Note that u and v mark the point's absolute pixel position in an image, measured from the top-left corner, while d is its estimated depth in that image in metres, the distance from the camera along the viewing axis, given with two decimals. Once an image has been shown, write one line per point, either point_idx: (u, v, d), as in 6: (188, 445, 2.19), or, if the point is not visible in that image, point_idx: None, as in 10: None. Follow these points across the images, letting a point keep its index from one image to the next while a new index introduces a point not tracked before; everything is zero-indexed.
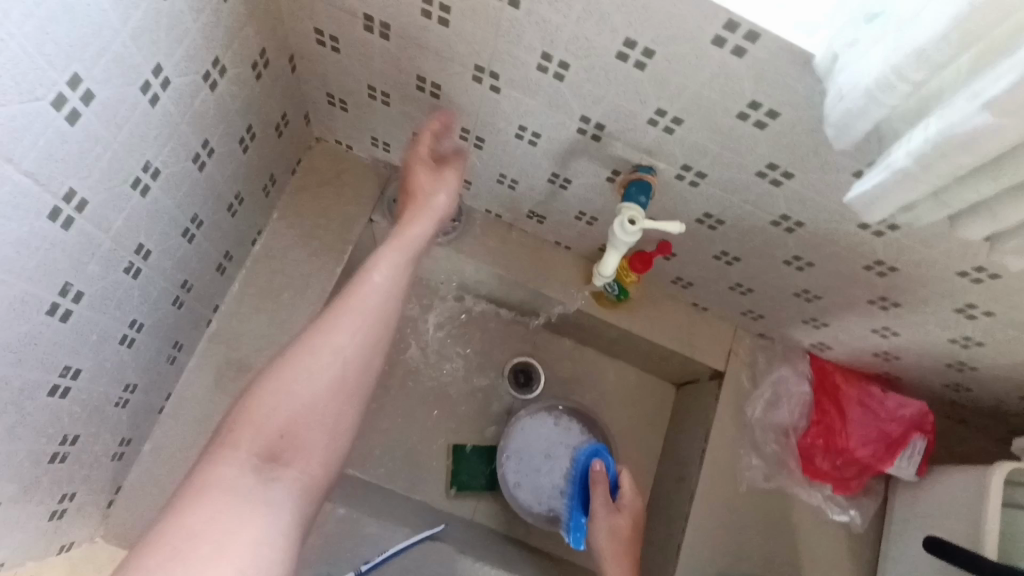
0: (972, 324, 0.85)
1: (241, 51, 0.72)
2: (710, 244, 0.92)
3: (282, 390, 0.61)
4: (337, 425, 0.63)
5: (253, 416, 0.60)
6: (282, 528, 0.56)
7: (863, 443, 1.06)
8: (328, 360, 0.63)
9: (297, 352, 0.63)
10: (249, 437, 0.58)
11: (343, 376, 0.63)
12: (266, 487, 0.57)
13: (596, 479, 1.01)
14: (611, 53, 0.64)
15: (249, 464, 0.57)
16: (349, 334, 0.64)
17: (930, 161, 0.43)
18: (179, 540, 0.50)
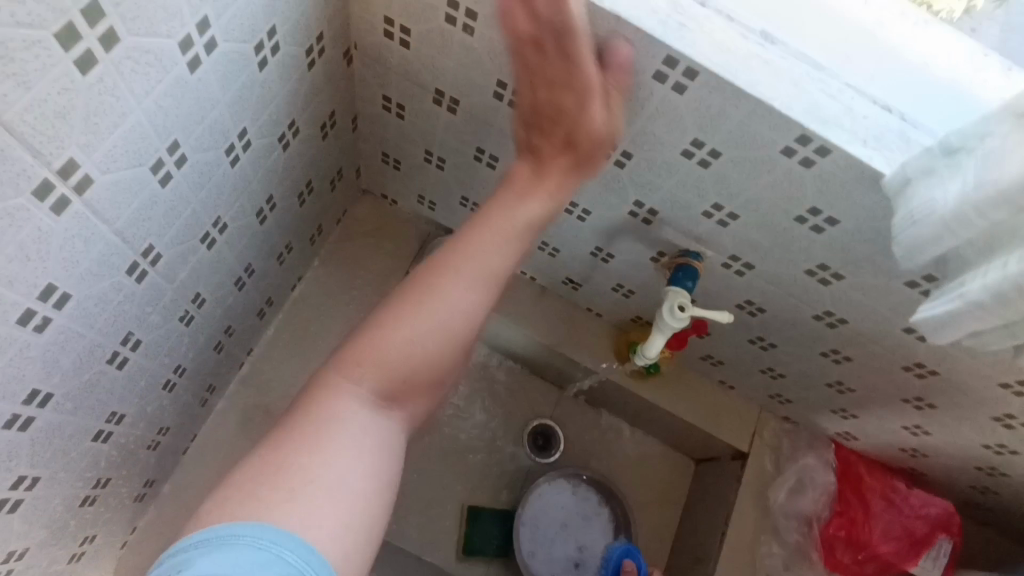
0: (1009, 432, 0.85)
1: (315, 114, 0.74)
2: (746, 329, 0.93)
3: (400, 330, 0.54)
4: (445, 369, 0.58)
5: (370, 344, 0.54)
6: (387, 468, 0.53)
7: (885, 539, 1.04)
8: (452, 308, 0.55)
9: (413, 292, 0.56)
10: (371, 366, 0.54)
11: (462, 330, 0.56)
12: (377, 421, 0.54)
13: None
14: (676, 150, 0.66)
15: (365, 395, 0.54)
16: (472, 285, 0.56)
17: (1007, 298, 0.45)
18: (299, 479, 0.46)
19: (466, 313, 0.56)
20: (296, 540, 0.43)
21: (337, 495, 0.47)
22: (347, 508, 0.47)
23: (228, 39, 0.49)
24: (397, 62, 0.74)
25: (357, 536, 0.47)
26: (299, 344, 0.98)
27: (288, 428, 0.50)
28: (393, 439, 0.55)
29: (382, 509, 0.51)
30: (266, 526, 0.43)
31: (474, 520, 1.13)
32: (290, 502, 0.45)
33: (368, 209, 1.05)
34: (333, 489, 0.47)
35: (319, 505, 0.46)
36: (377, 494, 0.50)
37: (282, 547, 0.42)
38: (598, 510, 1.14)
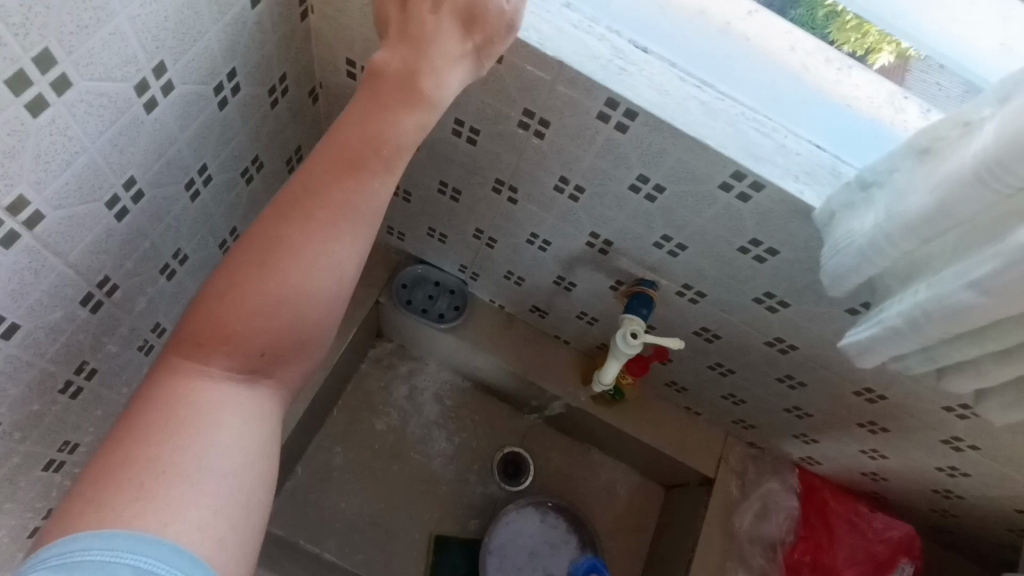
0: (958, 455, 0.87)
1: (280, 149, 0.77)
2: (705, 355, 0.95)
3: (235, 296, 0.47)
4: (312, 333, 0.50)
5: (204, 315, 0.47)
6: (255, 446, 0.47)
7: (849, 564, 1.06)
8: (290, 266, 0.47)
9: (261, 253, 0.48)
10: (210, 343, 0.47)
11: (313, 285, 0.48)
12: (233, 400, 0.47)
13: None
14: (624, 184, 0.69)
15: (217, 371, 0.47)
16: (314, 231, 0.48)
17: (917, 323, 0.47)
18: (148, 473, 0.42)
19: (320, 264, 0.48)
20: (131, 537, 0.39)
21: (194, 483, 0.42)
22: (208, 496, 0.43)
23: (185, 81, 0.52)
24: None
25: (228, 526, 0.43)
26: None
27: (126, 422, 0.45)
28: (264, 413, 0.49)
29: (260, 489, 0.46)
30: (98, 531, 0.39)
31: (441, 550, 1.12)
32: (145, 501, 0.41)
33: None
34: (190, 479, 0.42)
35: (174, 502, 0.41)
36: (245, 473, 0.45)
37: (116, 549, 0.38)
38: (566, 538, 1.14)
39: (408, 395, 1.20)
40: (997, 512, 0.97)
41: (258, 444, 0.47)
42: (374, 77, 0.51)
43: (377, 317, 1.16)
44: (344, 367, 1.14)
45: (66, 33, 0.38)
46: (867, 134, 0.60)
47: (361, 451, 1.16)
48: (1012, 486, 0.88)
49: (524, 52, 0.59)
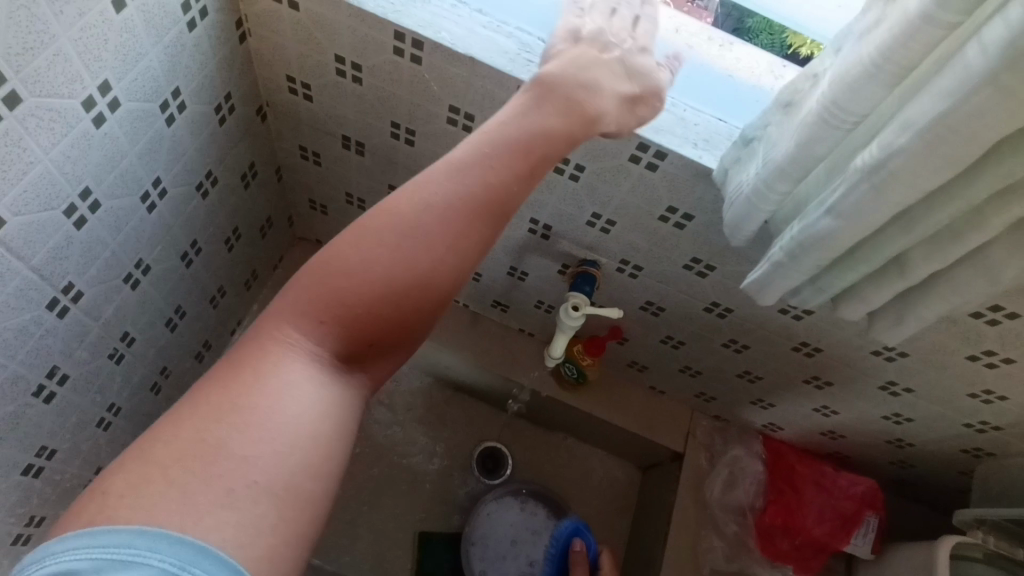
0: (897, 400, 0.93)
1: (232, 165, 0.83)
2: (656, 329, 1.01)
3: (348, 269, 0.46)
4: (409, 324, 0.49)
5: (320, 279, 0.47)
6: (331, 439, 0.45)
7: (818, 522, 1.09)
8: (414, 240, 0.47)
9: (383, 228, 0.47)
10: (316, 309, 0.46)
11: (432, 264, 0.48)
12: (323, 380, 0.46)
13: (575, 561, 1.03)
14: (549, 167, 0.75)
15: (311, 342, 0.46)
16: (442, 210, 0.48)
17: (796, 255, 0.53)
18: (218, 453, 0.40)
19: (434, 248, 0.48)
20: (173, 538, 0.37)
21: (264, 471, 0.40)
22: (267, 493, 0.40)
23: (131, 99, 0.58)
24: (304, 114, 0.83)
25: (271, 524, 0.40)
26: None
27: (216, 377, 0.44)
28: (346, 401, 0.47)
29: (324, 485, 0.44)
30: (145, 521, 0.37)
31: (426, 546, 1.15)
32: (205, 486, 0.39)
33: (302, 255, 1.15)
34: (253, 468, 0.40)
35: (229, 490, 0.39)
36: (307, 473, 0.42)
37: (152, 549, 0.36)
38: (546, 524, 1.17)
39: (384, 401, 1.24)
40: (945, 455, 1.02)
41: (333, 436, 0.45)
42: (515, 111, 0.54)
43: None
44: None
45: (13, 54, 0.44)
46: (742, 97, 0.68)
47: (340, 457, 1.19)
48: (950, 425, 0.94)
49: (439, 51, 0.65)
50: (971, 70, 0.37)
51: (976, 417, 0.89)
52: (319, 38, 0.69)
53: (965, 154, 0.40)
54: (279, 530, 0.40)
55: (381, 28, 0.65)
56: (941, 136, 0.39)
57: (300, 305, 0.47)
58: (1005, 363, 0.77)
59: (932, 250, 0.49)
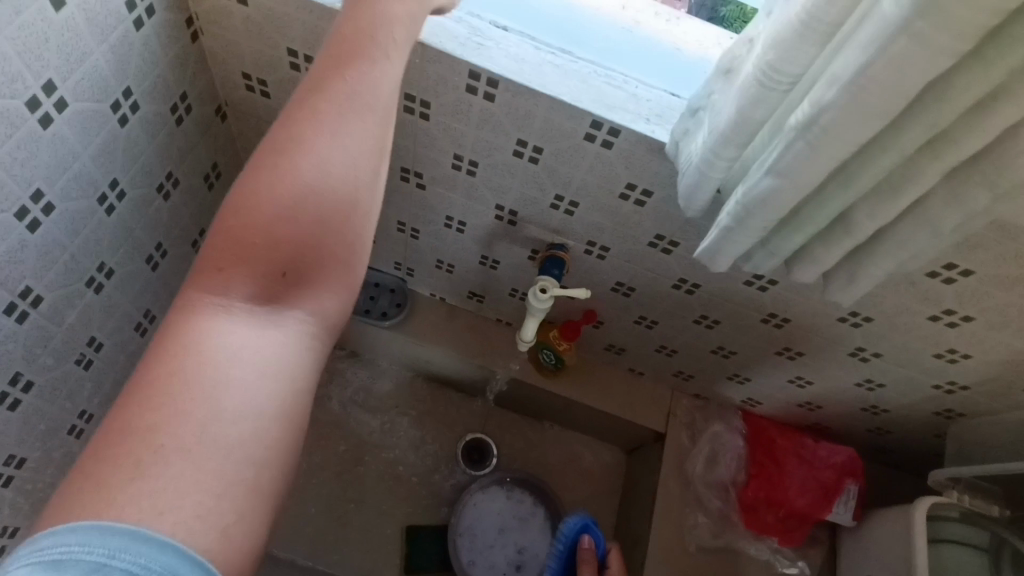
0: (868, 366, 0.94)
1: (193, 166, 0.83)
2: (628, 310, 1.02)
3: (253, 206, 0.44)
4: (334, 245, 0.46)
5: (234, 229, 0.44)
6: (280, 393, 0.43)
7: (801, 492, 1.10)
8: (308, 156, 0.45)
9: (273, 154, 0.45)
10: (235, 261, 0.44)
11: (331, 181, 0.45)
12: (259, 331, 0.43)
13: (583, 561, 0.89)
14: (509, 152, 0.76)
15: (239, 297, 0.44)
16: (327, 117, 0.46)
17: (742, 218, 0.54)
18: (152, 437, 0.37)
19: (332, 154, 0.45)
20: (126, 536, 0.34)
21: (203, 442, 0.38)
22: (209, 462, 0.38)
23: (79, 99, 0.58)
24: (263, 112, 0.83)
25: (229, 503, 0.38)
26: None
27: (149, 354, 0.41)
28: (294, 350, 0.45)
29: (275, 440, 0.41)
30: (94, 523, 0.34)
31: (414, 540, 1.16)
32: (146, 476, 0.36)
33: None
34: (194, 443, 0.38)
35: (172, 474, 0.37)
36: (252, 435, 0.40)
37: (106, 550, 0.33)
38: (533, 511, 1.18)
39: (367, 398, 1.24)
40: (919, 419, 1.04)
41: (281, 391, 0.43)
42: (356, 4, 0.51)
43: None
44: None
45: None
46: (690, 69, 0.70)
47: (324, 457, 1.19)
48: (921, 388, 0.96)
49: None
50: (887, 19, 0.38)
51: (945, 378, 0.91)
52: (271, 32, 0.69)
53: (890, 103, 0.41)
54: (240, 508, 0.38)
55: (329, 19, 0.65)
56: (865, 86, 0.40)
57: (224, 262, 0.44)
58: (965, 322, 0.78)
59: (876, 205, 0.50)
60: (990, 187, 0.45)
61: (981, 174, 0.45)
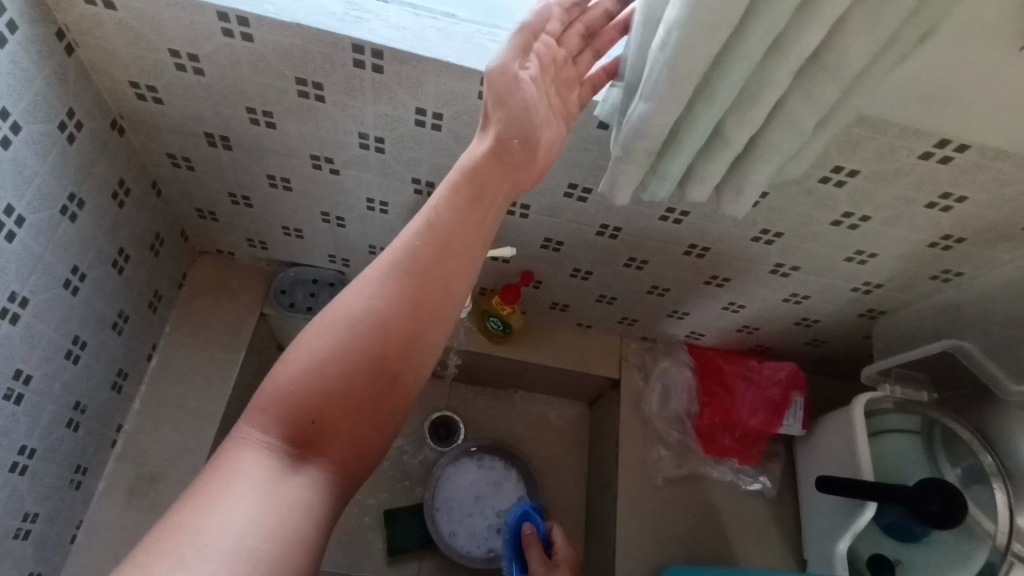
0: (789, 281, 1.00)
1: (98, 183, 0.82)
2: (563, 265, 1.04)
3: (307, 361, 0.54)
4: (364, 403, 0.55)
5: (281, 382, 0.54)
6: (298, 528, 0.50)
7: (754, 412, 1.16)
8: (358, 323, 0.55)
9: (334, 319, 0.55)
10: (287, 403, 0.53)
11: (384, 340, 0.55)
12: (290, 472, 0.52)
13: (529, 540, 0.98)
14: (410, 121, 0.76)
15: (279, 436, 0.53)
16: (376, 295, 0.56)
17: (628, 147, 0.58)
18: (194, 541, 0.46)
19: (370, 323, 0.55)
20: None
21: (232, 552, 0.46)
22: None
23: None
24: (160, 120, 0.82)
25: None
26: (167, 408, 1.03)
27: (205, 477, 0.50)
28: (315, 495, 0.52)
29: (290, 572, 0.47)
30: None
31: (393, 523, 1.17)
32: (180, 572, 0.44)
33: (208, 268, 1.14)
34: (224, 553, 0.46)
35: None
36: (270, 556, 0.47)
37: None
38: (505, 475, 1.21)
39: None
40: (847, 323, 1.10)
41: (302, 525, 0.50)
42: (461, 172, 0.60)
43: (271, 329, 1.20)
44: (250, 384, 1.18)
45: None
46: None
47: None
48: (842, 293, 1.02)
49: (265, 25, 0.66)
50: None
51: (860, 280, 0.97)
52: (147, 34, 0.69)
53: (726, 12, 0.44)
54: None
55: (200, 12, 0.66)
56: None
57: (265, 408, 0.54)
58: (864, 222, 0.84)
59: (743, 116, 0.54)
60: (832, 79, 0.49)
61: (823, 69, 0.49)
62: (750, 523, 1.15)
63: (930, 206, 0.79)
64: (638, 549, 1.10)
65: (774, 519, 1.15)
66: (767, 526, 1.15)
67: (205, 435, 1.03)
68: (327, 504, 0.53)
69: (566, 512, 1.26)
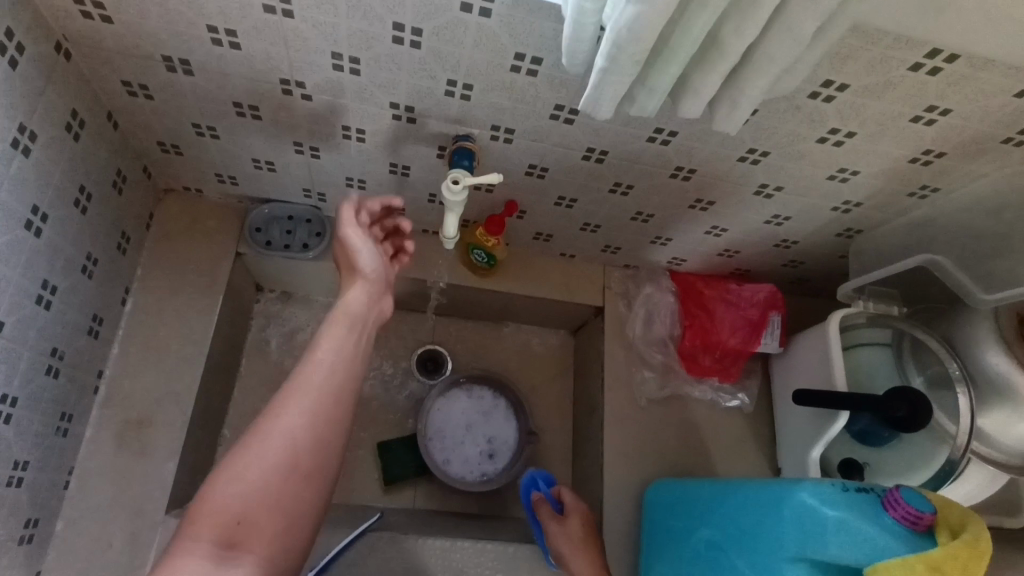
0: (772, 202, 1.01)
1: (50, 114, 0.75)
2: (548, 192, 1.02)
3: (230, 472, 0.65)
4: (282, 499, 0.65)
5: (217, 499, 0.63)
6: None
7: (733, 333, 1.19)
8: (273, 435, 0.67)
9: (252, 438, 0.67)
10: (216, 512, 0.62)
11: (295, 445, 0.68)
12: (224, 573, 0.58)
13: (536, 502, 1.04)
14: (388, 39, 0.72)
15: (208, 543, 0.60)
16: (286, 411, 0.69)
17: (614, 55, 0.55)
18: None
19: (280, 432, 0.68)
20: None
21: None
22: None
23: None
24: (112, 43, 0.75)
25: None
26: (148, 351, 1.01)
27: None
28: None
29: None
30: None
31: (386, 454, 1.19)
32: None
33: (176, 207, 1.09)
34: None
35: None
36: None
37: None
38: (495, 403, 1.24)
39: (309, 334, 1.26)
40: (825, 244, 1.13)
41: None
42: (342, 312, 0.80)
43: (248, 269, 1.17)
44: (231, 324, 1.16)
45: None
46: None
47: None
48: (821, 214, 1.03)
49: None
50: None
51: (840, 199, 0.99)
52: None
53: None
54: None
55: None
56: None
57: (203, 520, 0.62)
58: (849, 138, 0.84)
59: (741, 21, 0.51)
60: None
61: None
62: (730, 436, 1.20)
63: (915, 119, 0.79)
64: (627, 466, 1.14)
65: (752, 432, 1.21)
66: (746, 438, 1.21)
67: (191, 377, 1.01)
68: None
69: (554, 436, 1.30)
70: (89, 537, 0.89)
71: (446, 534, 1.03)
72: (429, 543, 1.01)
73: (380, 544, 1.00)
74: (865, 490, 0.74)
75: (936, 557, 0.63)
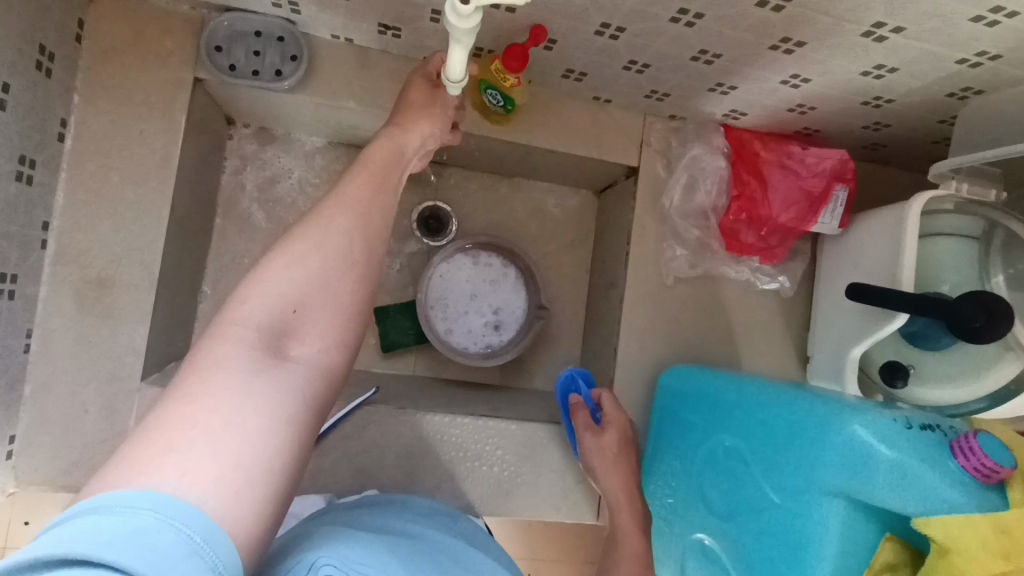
0: (882, 47, 0.76)
1: None
2: (586, 18, 0.78)
3: (267, 271, 0.54)
4: (325, 313, 0.55)
5: (240, 308, 0.52)
6: (296, 398, 0.50)
7: (786, 208, 1.01)
8: (318, 238, 0.56)
9: (290, 240, 0.56)
10: (255, 307, 0.52)
11: (340, 255, 0.57)
12: (276, 364, 0.51)
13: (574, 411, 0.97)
14: None
15: (250, 331, 0.51)
16: (332, 213, 0.59)
17: None
18: (199, 386, 0.47)
19: (323, 235, 0.57)
20: (156, 495, 0.40)
21: (226, 441, 0.45)
22: (239, 417, 0.46)
23: None
24: None
25: (239, 467, 0.44)
26: (100, 202, 0.86)
27: (201, 348, 0.51)
28: (308, 375, 0.52)
29: (285, 449, 0.48)
30: (130, 487, 0.40)
31: (384, 318, 1.10)
32: (187, 417, 0.45)
33: (110, 12, 0.85)
34: (233, 400, 0.47)
35: (205, 436, 0.44)
36: (270, 416, 0.48)
37: (134, 504, 0.39)
38: (503, 272, 1.11)
39: (295, 181, 1.10)
40: (928, 105, 0.90)
41: (249, 494, 0.44)
42: (386, 142, 0.71)
43: (214, 99, 0.96)
44: (201, 168, 0.99)
45: None
46: None
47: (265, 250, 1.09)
48: (940, 67, 0.79)
49: None
50: None
51: (974, 50, 0.74)
52: None
53: None
54: (248, 462, 0.45)
55: None
56: None
57: (229, 322, 0.51)
58: None
59: None
60: None
61: None
62: (762, 322, 1.09)
63: None
64: (645, 349, 1.05)
65: (785, 318, 1.10)
66: (777, 325, 1.10)
67: (154, 232, 0.88)
68: (319, 396, 0.53)
69: (565, 306, 1.20)
70: (62, 404, 0.84)
71: (445, 409, 0.98)
72: (427, 420, 0.96)
73: (375, 418, 0.95)
74: (931, 428, 0.65)
75: (1009, 520, 0.56)
